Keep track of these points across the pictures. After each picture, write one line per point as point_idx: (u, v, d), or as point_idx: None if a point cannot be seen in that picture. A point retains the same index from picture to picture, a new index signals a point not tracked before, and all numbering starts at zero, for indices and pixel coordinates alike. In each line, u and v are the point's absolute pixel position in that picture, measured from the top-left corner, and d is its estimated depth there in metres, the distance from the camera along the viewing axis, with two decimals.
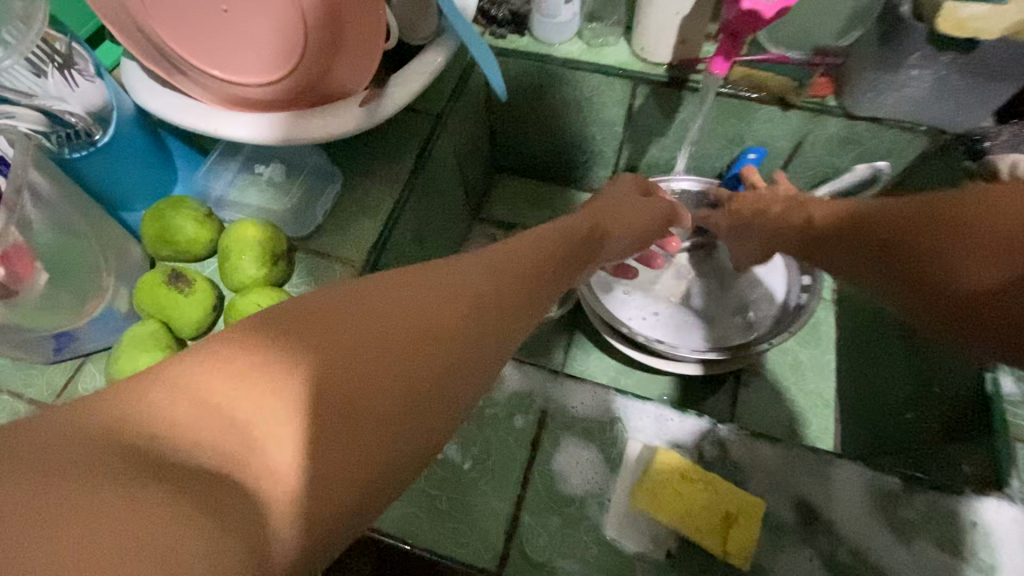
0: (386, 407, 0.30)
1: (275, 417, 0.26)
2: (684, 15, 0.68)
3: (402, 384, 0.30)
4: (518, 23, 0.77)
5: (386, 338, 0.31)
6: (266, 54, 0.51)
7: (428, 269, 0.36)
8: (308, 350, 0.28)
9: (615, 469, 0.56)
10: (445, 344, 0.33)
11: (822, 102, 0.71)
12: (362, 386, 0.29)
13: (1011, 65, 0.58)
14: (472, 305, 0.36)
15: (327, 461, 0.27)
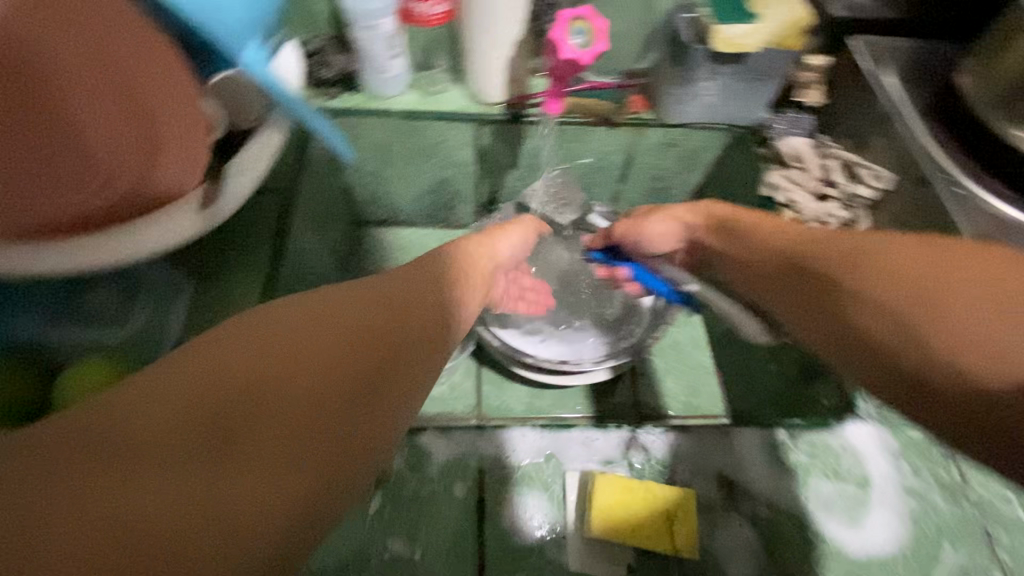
0: (293, 450, 0.32)
1: (181, 475, 0.29)
2: (508, 58, 0.73)
3: (303, 431, 0.33)
4: (348, 82, 0.76)
5: (284, 388, 0.33)
6: (63, 168, 0.41)
7: (327, 306, 0.38)
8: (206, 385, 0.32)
9: (558, 503, 0.56)
10: (346, 388, 0.35)
11: (640, 116, 0.79)
12: (265, 435, 0.31)
13: (770, 66, 0.71)
14: (372, 345, 0.38)
15: (239, 514, 0.29)
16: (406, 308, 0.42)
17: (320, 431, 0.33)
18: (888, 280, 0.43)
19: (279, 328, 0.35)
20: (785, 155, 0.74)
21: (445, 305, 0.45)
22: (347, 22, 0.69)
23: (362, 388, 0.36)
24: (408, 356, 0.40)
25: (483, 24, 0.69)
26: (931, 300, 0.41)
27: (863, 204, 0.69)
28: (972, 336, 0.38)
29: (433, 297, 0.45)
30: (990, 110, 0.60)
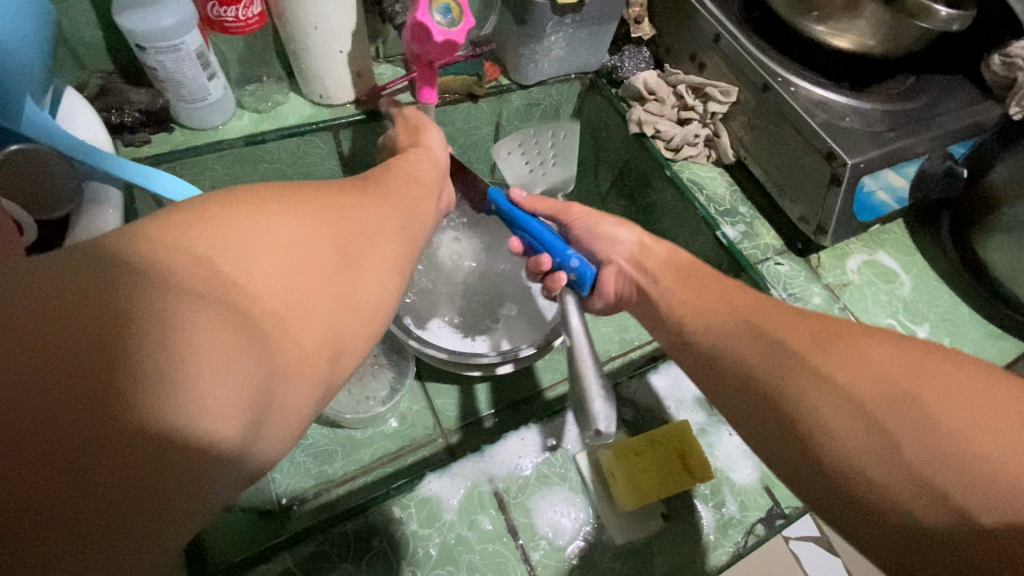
0: (288, 316, 0.29)
1: (169, 316, 0.24)
2: (348, 52, 0.64)
3: (298, 297, 0.29)
4: (159, 118, 0.62)
5: (278, 248, 0.30)
6: None
7: (314, 189, 0.35)
8: (183, 245, 0.27)
9: (579, 489, 0.51)
10: (338, 265, 0.32)
11: (498, 83, 0.77)
12: (258, 289, 0.28)
13: (607, 9, 0.72)
14: (359, 231, 0.35)
15: (222, 359, 0.24)
16: (381, 207, 0.40)
17: (316, 305, 0.30)
18: (855, 373, 0.36)
19: (266, 192, 0.32)
20: (642, 90, 0.76)
21: (416, 213, 0.43)
22: (135, 48, 0.57)
23: (352, 267, 0.33)
24: (389, 251, 0.37)
25: (308, 18, 0.60)
26: (919, 410, 0.33)
27: (718, 119, 0.74)
28: (967, 444, 0.31)
29: (406, 207, 0.42)
30: (792, 14, 0.68)
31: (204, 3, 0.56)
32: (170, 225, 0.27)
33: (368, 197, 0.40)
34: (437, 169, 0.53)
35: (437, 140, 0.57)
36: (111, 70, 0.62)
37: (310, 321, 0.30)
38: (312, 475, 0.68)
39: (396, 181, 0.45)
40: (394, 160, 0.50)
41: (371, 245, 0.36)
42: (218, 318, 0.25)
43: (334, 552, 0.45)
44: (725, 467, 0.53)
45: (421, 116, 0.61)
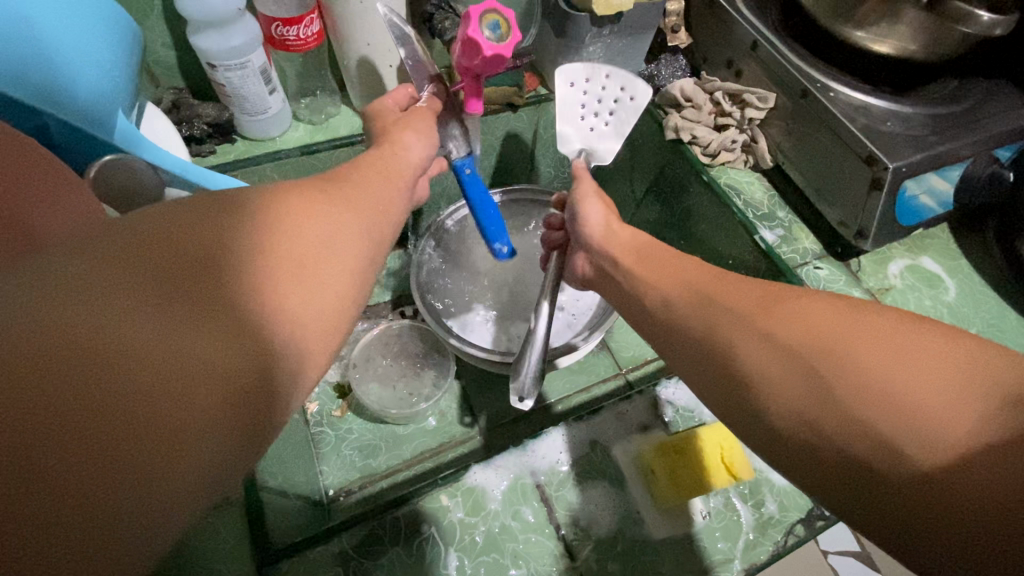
0: (267, 321, 0.28)
1: (140, 322, 0.24)
2: (398, 66, 0.68)
3: (278, 300, 0.28)
4: (223, 130, 0.67)
5: (251, 254, 0.29)
6: None
7: (300, 188, 0.35)
8: (156, 246, 0.26)
9: (619, 485, 0.52)
10: (316, 266, 0.31)
11: (537, 93, 0.80)
12: (238, 292, 0.27)
13: (646, 19, 0.74)
14: (336, 229, 0.34)
15: (199, 363, 0.24)
16: (354, 203, 0.38)
17: (296, 307, 0.29)
18: (804, 330, 0.34)
19: (241, 197, 0.31)
20: (679, 98, 0.77)
21: (388, 210, 0.41)
22: (205, 66, 0.62)
23: (332, 268, 0.32)
24: (366, 248, 0.36)
25: (362, 35, 0.63)
26: (876, 367, 0.31)
27: (755, 125, 0.75)
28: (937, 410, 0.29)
29: (378, 204, 0.40)
30: (832, 20, 0.68)
31: (269, 24, 0.61)
32: (149, 224, 0.27)
33: (337, 191, 0.38)
34: (416, 167, 0.51)
35: (426, 135, 0.55)
36: (181, 86, 0.67)
37: (289, 324, 0.29)
38: (357, 467, 0.71)
39: (370, 176, 0.44)
40: (369, 154, 0.48)
41: (348, 242, 0.34)
42: (198, 329, 0.25)
43: (386, 537, 0.47)
44: (765, 467, 0.53)
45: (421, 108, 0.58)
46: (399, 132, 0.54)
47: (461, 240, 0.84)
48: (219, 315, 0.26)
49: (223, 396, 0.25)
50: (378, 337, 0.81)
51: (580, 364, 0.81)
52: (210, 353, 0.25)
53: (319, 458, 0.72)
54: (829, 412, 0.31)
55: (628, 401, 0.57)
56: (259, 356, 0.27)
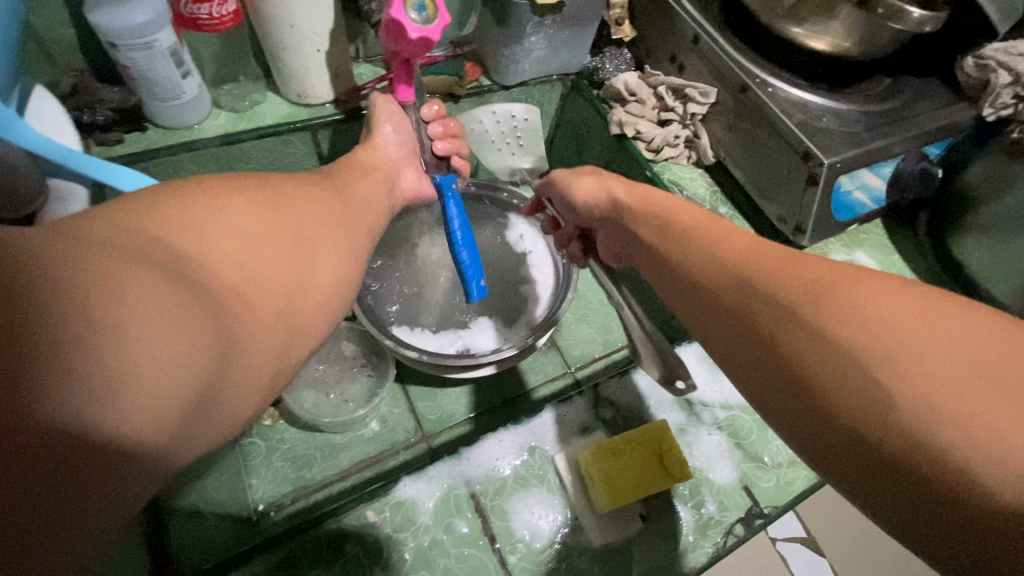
0: (248, 294, 0.30)
1: (134, 285, 0.24)
2: (326, 51, 0.64)
3: (256, 274, 0.30)
4: (131, 117, 0.61)
5: (232, 232, 0.31)
6: None
7: (267, 180, 0.37)
8: (141, 230, 0.28)
9: (556, 490, 0.50)
10: (293, 249, 0.34)
11: (479, 84, 0.77)
12: (216, 267, 0.29)
13: (588, 10, 0.72)
14: (316, 220, 0.37)
15: (185, 327, 0.25)
16: (334, 201, 0.41)
17: (274, 284, 0.31)
18: (857, 324, 0.30)
19: (209, 189, 0.33)
20: (622, 91, 0.76)
21: (368, 210, 0.45)
22: (104, 44, 0.56)
23: (312, 252, 0.35)
24: (347, 240, 0.39)
25: (285, 17, 0.59)
26: (898, 347, 0.28)
27: (698, 120, 0.74)
28: (951, 393, 0.27)
29: (360, 208, 0.44)
30: (770, 16, 0.69)
31: (177, 1, 0.56)
32: (130, 211, 0.29)
33: (312, 189, 0.40)
34: (387, 165, 0.55)
35: (389, 137, 0.58)
36: (82, 68, 0.61)
37: (269, 297, 0.31)
38: (290, 480, 0.67)
39: (347, 180, 0.46)
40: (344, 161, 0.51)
41: (329, 234, 0.37)
42: (185, 296, 0.26)
43: (306, 558, 0.44)
44: (705, 466, 0.53)
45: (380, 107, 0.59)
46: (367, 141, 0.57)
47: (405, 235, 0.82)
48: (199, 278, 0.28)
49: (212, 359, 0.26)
50: None
51: (527, 363, 0.79)
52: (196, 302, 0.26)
53: (248, 471, 0.67)
54: (862, 391, 0.28)
55: (569, 403, 0.55)
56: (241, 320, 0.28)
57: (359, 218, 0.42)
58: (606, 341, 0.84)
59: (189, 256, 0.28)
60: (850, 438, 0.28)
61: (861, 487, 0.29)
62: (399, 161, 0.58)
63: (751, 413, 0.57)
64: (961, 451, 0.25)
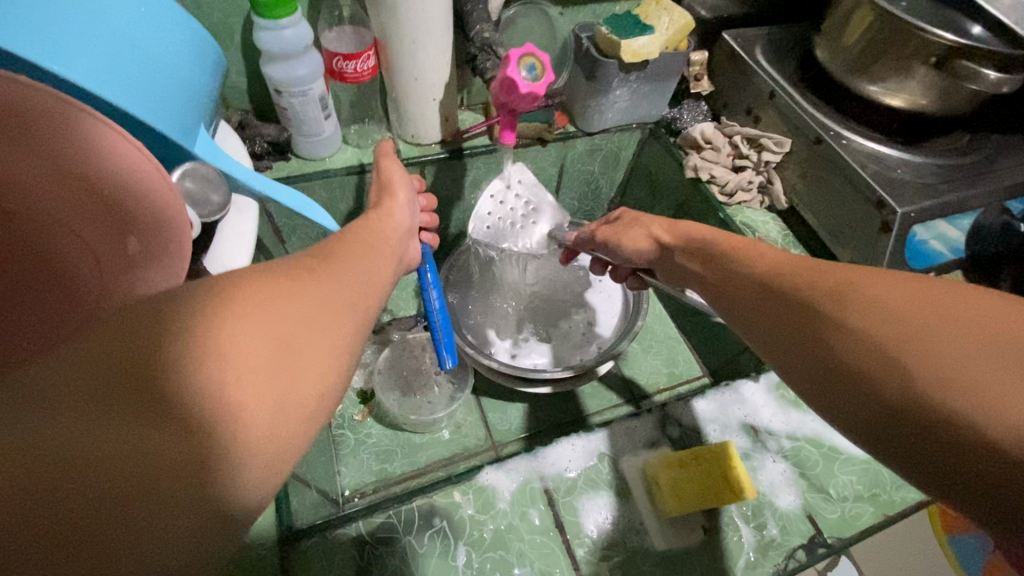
0: (280, 423, 0.24)
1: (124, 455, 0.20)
2: (440, 100, 0.75)
3: (169, 412, 0.22)
4: (281, 149, 0.74)
5: (271, 337, 0.25)
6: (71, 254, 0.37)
7: (301, 262, 0.31)
8: (158, 354, 0.22)
9: (625, 497, 0.54)
10: (225, 365, 0.23)
11: (566, 130, 0.86)
12: (245, 396, 0.23)
13: (671, 67, 0.80)
14: (284, 307, 0.27)
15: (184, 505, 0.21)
16: (322, 278, 0.31)
17: (197, 417, 0.22)
18: (870, 317, 0.32)
19: (244, 284, 0.26)
20: (699, 139, 0.82)
21: (370, 285, 0.34)
22: (271, 91, 0.69)
23: (266, 363, 0.24)
24: (335, 326, 0.29)
25: (412, 72, 0.71)
26: (915, 330, 0.30)
27: (771, 167, 0.79)
28: (960, 356, 0.28)
29: (362, 279, 0.34)
30: (847, 75, 0.73)
31: (331, 58, 0.67)
32: (154, 323, 0.23)
33: (349, 259, 0.35)
34: (398, 234, 0.49)
35: (403, 205, 0.53)
36: (248, 109, 0.75)
37: (255, 438, 0.23)
38: (374, 470, 0.75)
39: (353, 250, 0.37)
40: (352, 226, 0.44)
41: (306, 323, 0.27)
42: (186, 460, 0.21)
43: (400, 526, 0.50)
44: (769, 490, 0.55)
45: (388, 170, 0.57)
46: (379, 208, 0.51)
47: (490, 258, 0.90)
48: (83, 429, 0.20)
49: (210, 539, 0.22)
50: (402, 346, 0.85)
51: (594, 385, 0.84)
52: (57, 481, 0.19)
53: (339, 458, 0.75)
54: (890, 378, 0.29)
55: (637, 418, 0.59)
56: (136, 482, 0.20)
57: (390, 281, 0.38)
58: (670, 373, 0.87)
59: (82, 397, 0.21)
60: (884, 408, 0.30)
61: (908, 457, 0.29)
62: (411, 230, 0.53)
63: (817, 447, 0.59)
64: (973, 410, 0.26)
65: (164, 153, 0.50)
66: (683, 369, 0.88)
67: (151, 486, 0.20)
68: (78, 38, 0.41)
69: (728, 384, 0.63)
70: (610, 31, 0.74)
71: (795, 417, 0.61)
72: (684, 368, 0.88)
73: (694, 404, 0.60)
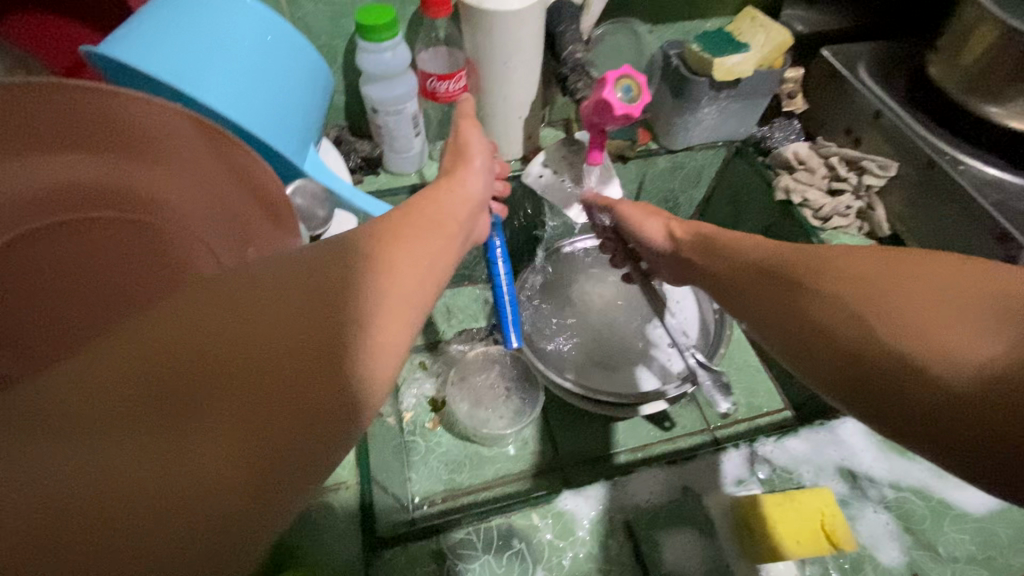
0: (280, 389, 0.25)
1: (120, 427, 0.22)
2: (525, 118, 0.76)
3: (222, 402, 0.23)
4: (371, 163, 0.77)
5: (271, 315, 0.26)
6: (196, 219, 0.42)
7: (329, 242, 0.32)
8: (158, 337, 0.24)
9: (709, 535, 0.52)
10: (264, 377, 0.24)
11: (647, 147, 0.84)
12: (238, 369, 0.24)
13: (764, 85, 0.77)
14: (327, 314, 0.27)
15: (183, 466, 0.22)
16: (372, 273, 0.31)
17: (235, 429, 0.23)
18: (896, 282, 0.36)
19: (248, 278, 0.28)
20: (792, 160, 0.79)
21: (412, 261, 0.34)
22: (366, 108, 0.72)
23: (314, 359, 0.26)
24: (381, 334, 0.29)
25: (501, 91, 0.72)
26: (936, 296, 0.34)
27: (873, 192, 0.74)
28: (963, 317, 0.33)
29: (417, 271, 0.34)
30: (964, 95, 0.67)
31: (425, 79, 0.70)
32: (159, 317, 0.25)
33: (386, 234, 0.35)
34: (465, 207, 0.48)
35: (477, 173, 0.53)
36: (344, 125, 0.79)
37: (249, 405, 0.24)
38: (442, 479, 0.76)
39: (415, 233, 0.37)
40: (419, 199, 0.44)
41: (351, 333, 0.28)
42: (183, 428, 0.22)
43: (478, 544, 0.51)
44: (869, 544, 0.52)
45: (466, 135, 0.57)
46: (452, 177, 0.51)
47: (565, 272, 0.89)
48: (127, 440, 0.22)
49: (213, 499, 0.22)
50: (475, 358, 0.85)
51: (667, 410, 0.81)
52: (100, 492, 0.20)
53: (409, 465, 0.77)
54: (857, 329, 0.36)
55: (724, 453, 0.57)
56: (181, 493, 0.22)
57: (439, 253, 0.37)
58: (748, 403, 0.83)
59: (128, 404, 0.22)
60: (844, 358, 0.36)
61: (859, 394, 0.36)
62: (483, 201, 0.52)
63: (924, 501, 0.55)
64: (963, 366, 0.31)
65: (279, 170, 0.54)
66: (762, 400, 0.84)
67: (190, 496, 0.22)
68: (213, 69, 0.46)
69: (822, 423, 0.59)
70: (702, 49, 0.72)
71: (897, 464, 0.57)
72: (762, 399, 0.84)
73: (772, 442, 0.58)
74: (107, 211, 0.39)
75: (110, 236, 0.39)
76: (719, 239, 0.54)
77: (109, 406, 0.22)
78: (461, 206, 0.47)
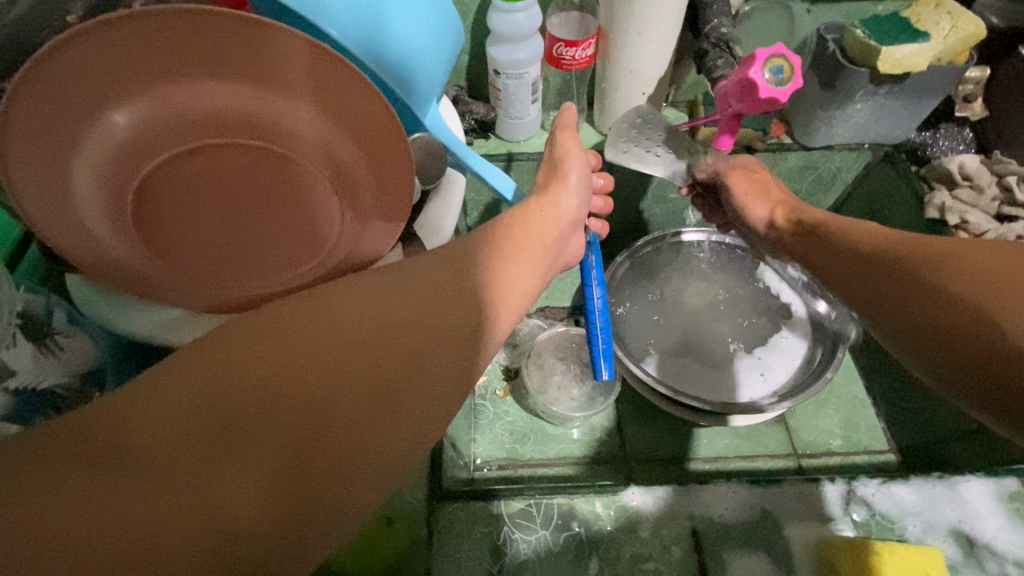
0: (325, 419, 0.27)
1: (174, 443, 0.24)
2: (650, 95, 0.72)
3: (265, 430, 0.25)
4: (482, 128, 0.77)
5: (330, 343, 0.28)
6: (323, 159, 0.42)
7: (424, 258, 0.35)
8: (221, 363, 0.26)
9: (785, 568, 0.50)
10: (307, 415, 0.26)
11: (780, 141, 0.76)
12: (286, 400, 0.26)
13: (936, 83, 0.66)
14: (395, 334, 0.30)
15: (223, 485, 0.24)
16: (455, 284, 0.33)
17: (274, 454, 0.25)
18: None
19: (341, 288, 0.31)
20: (954, 174, 0.68)
21: (490, 285, 0.36)
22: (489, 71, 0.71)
23: (360, 393, 0.28)
24: (455, 343, 0.32)
25: (628, 63, 0.68)
26: None
27: None
28: None
29: (498, 291, 0.36)
30: None
31: (553, 44, 0.67)
32: (225, 338, 0.27)
33: (468, 256, 0.37)
34: (558, 227, 0.46)
35: (572, 192, 0.50)
36: (463, 86, 0.79)
37: (293, 435, 0.26)
38: (505, 448, 0.77)
39: (500, 252, 0.39)
40: (504, 217, 0.44)
41: (424, 345, 0.31)
42: (229, 447, 0.25)
43: (538, 519, 0.52)
44: None
45: (564, 147, 0.54)
46: (544, 194, 0.49)
47: (668, 256, 0.83)
48: (160, 488, 0.23)
49: (247, 517, 0.24)
50: (554, 335, 0.82)
51: (751, 428, 0.76)
52: (129, 538, 0.22)
53: (476, 427, 0.78)
54: None
55: (815, 483, 0.54)
56: (213, 510, 0.24)
57: (525, 273, 0.39)
58: (845, 438, 0.75)
59: (173, 447, 0.24)
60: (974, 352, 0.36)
61: None
62: (577, 221, 0.50)
63: None
64: None
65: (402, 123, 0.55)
66: (864, 439, 0.75)
67: (217, 545, 0.23)
68: (353, 15, 0.47)
69: (942, 476, 0.55)
70: (867, 36, 0.63)
71: None
72: (864, 438, 0.75)
73: (868, 484, 0.55)
74: (251, 140, 0.40)
75: (248, 163, 0.41)
76: (855, 252, 0.48)
77: (157, 448, 0.24)
78: (553, 223, 0.46)
